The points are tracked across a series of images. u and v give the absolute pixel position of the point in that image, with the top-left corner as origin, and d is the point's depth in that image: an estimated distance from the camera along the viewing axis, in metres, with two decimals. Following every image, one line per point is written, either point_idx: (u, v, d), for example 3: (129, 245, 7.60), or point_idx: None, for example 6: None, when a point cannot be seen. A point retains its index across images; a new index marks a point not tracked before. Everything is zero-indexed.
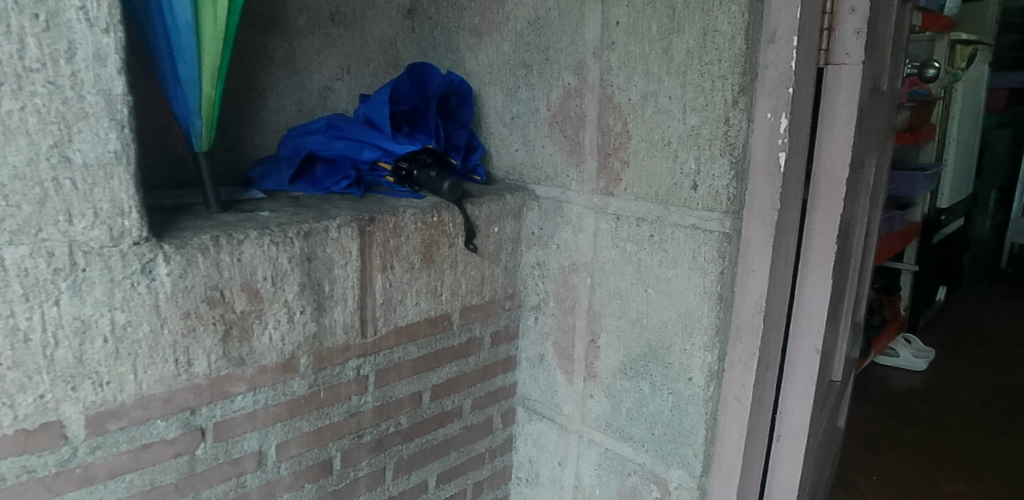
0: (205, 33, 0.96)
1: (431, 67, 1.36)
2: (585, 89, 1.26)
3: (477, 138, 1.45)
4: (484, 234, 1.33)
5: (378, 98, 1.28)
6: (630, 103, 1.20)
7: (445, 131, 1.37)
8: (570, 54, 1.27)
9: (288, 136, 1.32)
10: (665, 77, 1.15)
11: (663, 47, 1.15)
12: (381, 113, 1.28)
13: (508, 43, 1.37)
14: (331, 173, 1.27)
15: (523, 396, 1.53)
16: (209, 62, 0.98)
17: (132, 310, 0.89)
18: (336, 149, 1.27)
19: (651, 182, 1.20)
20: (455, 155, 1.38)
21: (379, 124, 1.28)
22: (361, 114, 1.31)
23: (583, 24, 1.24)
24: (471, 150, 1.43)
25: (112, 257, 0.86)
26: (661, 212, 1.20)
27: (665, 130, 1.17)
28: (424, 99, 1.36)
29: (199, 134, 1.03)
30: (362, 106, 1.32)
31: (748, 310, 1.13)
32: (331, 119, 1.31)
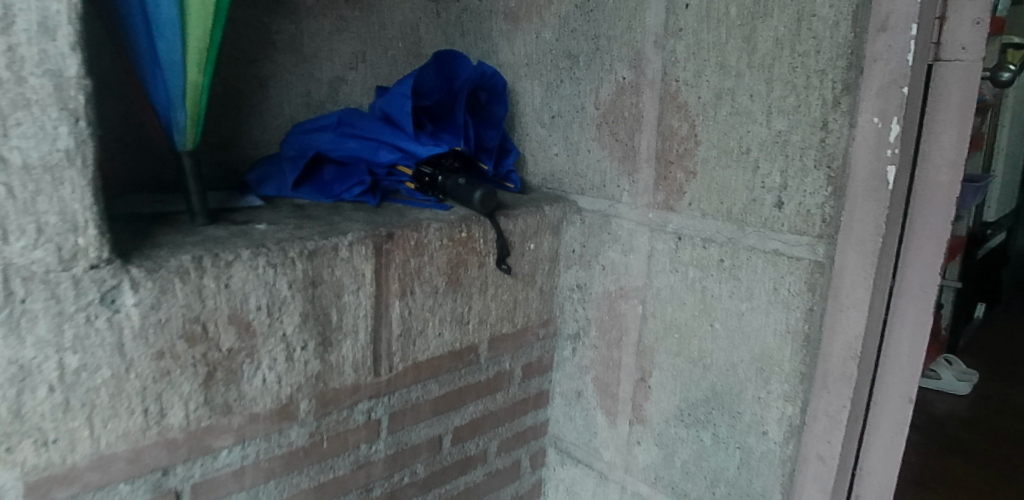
0: (191, 6, 0.76)
1: (462, 56, 1.16)
2: (643, 84, 1.06)
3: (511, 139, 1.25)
4: (519, 252, 1.13)
5: (398, 90, 1.09)
6: (700, 103, 1.00)
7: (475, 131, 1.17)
8: (626, 43, 1.07)
9: (294, 133, 1.14)
10: (747, 72, 0.95)
11: (745, 34, 0.94)
12: (401, 108, 1.09)
13: (549, 30, 1.17)
14: (341, 177, 1.09)
15: (556, 435, 1.34)
16: (194, 37, 0.78)
17: (89, 349, 0.71)
18: (349, 149, 1.10)
19: (723, 198, 1.01)
20: (487, 160, 1.18)
21: (398, 122, 1.09)
22: (378, 108, 1.13)
23: (643, 7, 1.04)
24: (505, 154, 1.22)
25: (61, 284, 0.68)
26: (734, 232, 1.00)
27: (743, 135, 0.97)
28: (452, 93, 1.16)
29: (181, 129, 0.84)
30: (379, 100, 1.14)
31: (838, 353, 0.94)
32: (343, 114, 1.13)
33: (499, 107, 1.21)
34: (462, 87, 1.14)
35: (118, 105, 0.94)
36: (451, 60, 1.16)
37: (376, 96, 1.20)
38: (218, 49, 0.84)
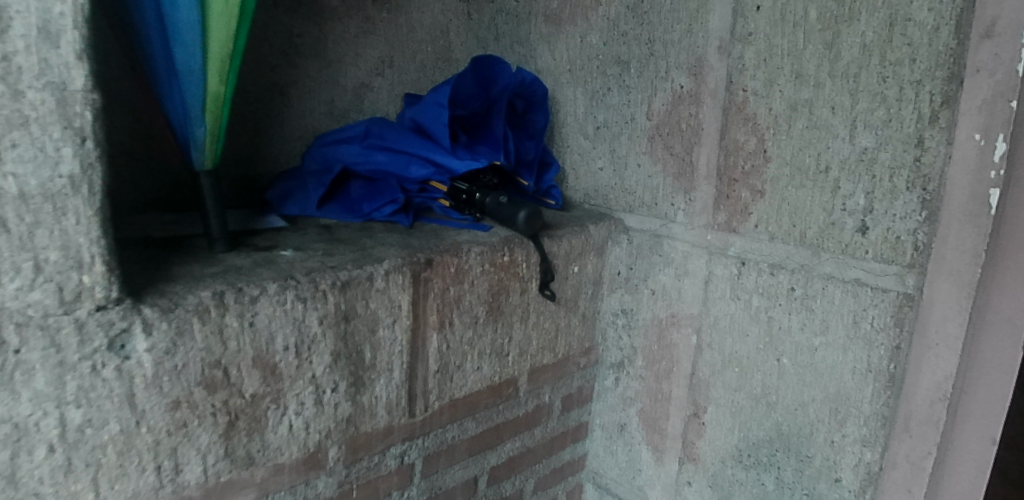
0: (214, 8, 0.67)
1: (501, 61, 1.06)
2: (704, 94, 0.97)
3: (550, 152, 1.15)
4: (562, 276, 1.03)
5: (433, 99, 1.00)
6: (772, 115, 0.91)
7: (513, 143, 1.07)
8: (685, 49, 0.98)
9: (317, 144, 1.05)
10: (828, 81, 0.86)
11: (827, 40, 0.85)
12: (435, 119, 0.99)
13: (596, 34, 1.07)
14: (369, 194, 0.99)
15: (595, 469, 1.24)
16: (217, 40, 0.69)
17: (95, 401, 0.61)
18: (378, 163, 1.00)
19: (795, 219, 0.92)
20: (526, 174, 1.08)
21: (432, 133, 1.00)
22: (410, 118, 1.03)
23: (707, 10, 0.95)
24: (545, 167, 1.12)
25: (63, 329, 0.58)
26: (808, 259, 0.92)
27: (821, 152, 0.88)
28: (489, 102, 1.07)
29: (200, 146, 0.75)
30: (409, 109, 1.05)
31: (922, 395, 0.84)
32: (370, 124, 1.04)
33: (538, 117, 1.11)
34: (501, 95, 1.05)
35: (119, 119, 0.86)
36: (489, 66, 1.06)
37: (405, 105, 1.11)
38: (241, 56, 0.75)
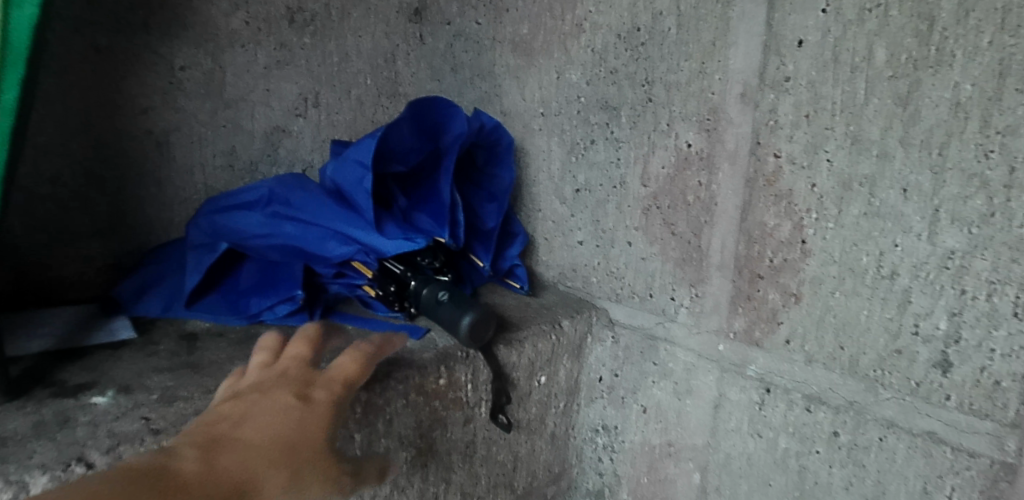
0: None
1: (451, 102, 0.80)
2: (719, 157, 0.71)
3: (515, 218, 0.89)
4: (523, 393, 0.79)
5: (353, 154, 0.73)
6: (815, 195, 0.66)
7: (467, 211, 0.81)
8: (695, 95, 0.72)
9: (206, 211, 0.79)
10: (899, 152, 0.60)
11: (899, 91, 0.59)
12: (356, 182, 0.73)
13: (577, 69, 0.82)
14: (265, 283, 0.73)
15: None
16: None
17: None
18: (279, 241, 0.74)
19: (843, 338, 0.67)
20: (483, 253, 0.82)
21: (352, 200, 0.73)
22: (328, 179, 0.76)
23: (726, 43, 0.69)
24: (507, 241, 0.88)
25: None
26: (861, 393, 0.66)
27: (884, 250, 0.62)
28: (437, 156, 0.80)
29: None
30: (329, 165, 0.77)
31: None
32: (273, 185, 0.77)
33: (502, 175, 0.85)
34: (452, 149, 0.78)
35: None
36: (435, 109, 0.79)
37: (331, 153, 0.83)
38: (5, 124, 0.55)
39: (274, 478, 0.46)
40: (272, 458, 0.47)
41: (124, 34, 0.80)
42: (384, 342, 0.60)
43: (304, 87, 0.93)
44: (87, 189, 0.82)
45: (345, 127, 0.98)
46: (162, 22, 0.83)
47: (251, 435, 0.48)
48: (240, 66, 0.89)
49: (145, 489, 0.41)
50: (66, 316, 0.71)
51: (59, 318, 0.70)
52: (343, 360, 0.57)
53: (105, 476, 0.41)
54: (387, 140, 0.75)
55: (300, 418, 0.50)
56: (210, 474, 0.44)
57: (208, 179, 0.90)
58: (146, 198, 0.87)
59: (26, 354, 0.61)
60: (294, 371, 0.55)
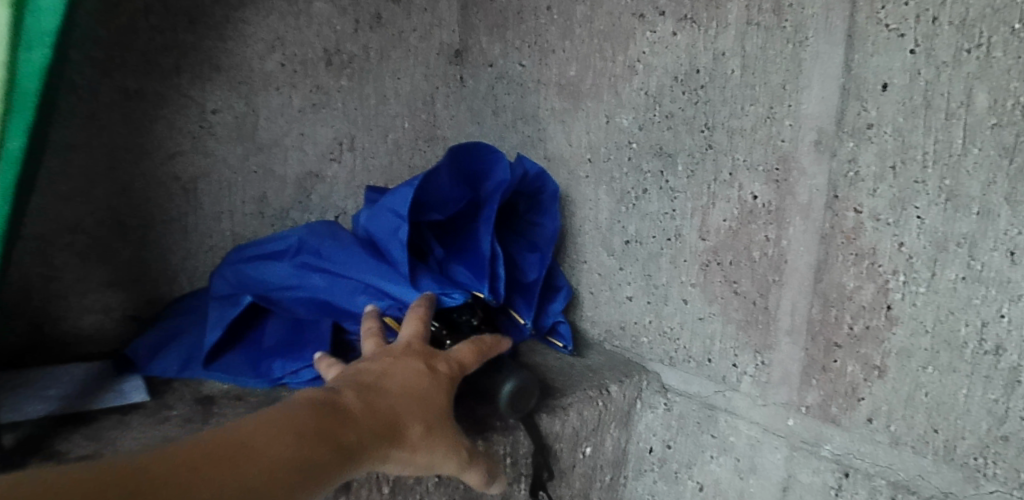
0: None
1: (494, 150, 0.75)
2: (790, 211, 0.65)
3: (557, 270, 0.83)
4: (566, 467, 0.73)
5: (389, 203, 0.69)
6: (904, 255, 0.58)
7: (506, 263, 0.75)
8: (761, 143, 0.66)
9: (233, 263, 0.75)
10: (1005, 209, 0.52)
11: (1004, 141, 0.52)
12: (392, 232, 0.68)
13: (629, 112, 0.76)
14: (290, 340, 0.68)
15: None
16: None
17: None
18: (309, 295, 0.69)
19: (937, 420, 0.58)
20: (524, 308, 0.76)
21: (387, 252, 0.68)
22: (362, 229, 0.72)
23: (798, 86, 0.63)
24: (549, 295, 0.81)
25: None
26: (958, 484, 0.57)
27: (988, 321, 0.54)
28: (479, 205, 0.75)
29: None
30: (362, 215, 0.73)
31: None
32: (303, 235, 0.73)
33: (546, 225, 0.80)
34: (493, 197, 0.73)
35: None
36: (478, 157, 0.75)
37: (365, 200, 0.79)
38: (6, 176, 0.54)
39: (414, 429, 0.50)
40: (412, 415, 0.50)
41: (156, 78, 0.78)
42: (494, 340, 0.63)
43: (339, 131, 0.91)
44: (110, 239, 0.79)
45: (381, 171, 0.95)
46: (195, 64, 0.80)
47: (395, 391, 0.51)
48: (273, 110, 0.86)
49: (322, 426, 0.45)
50: (76, 376, 0.68)
51: (71, 376, 0.68)
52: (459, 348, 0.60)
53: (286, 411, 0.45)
54: (426, 188, 0.71)
55: (431, 389, 0.54)
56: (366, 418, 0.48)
57: (237, 224, 0.87)
58: (171, 246, 0.84)
59: (28, 419, 0.58)
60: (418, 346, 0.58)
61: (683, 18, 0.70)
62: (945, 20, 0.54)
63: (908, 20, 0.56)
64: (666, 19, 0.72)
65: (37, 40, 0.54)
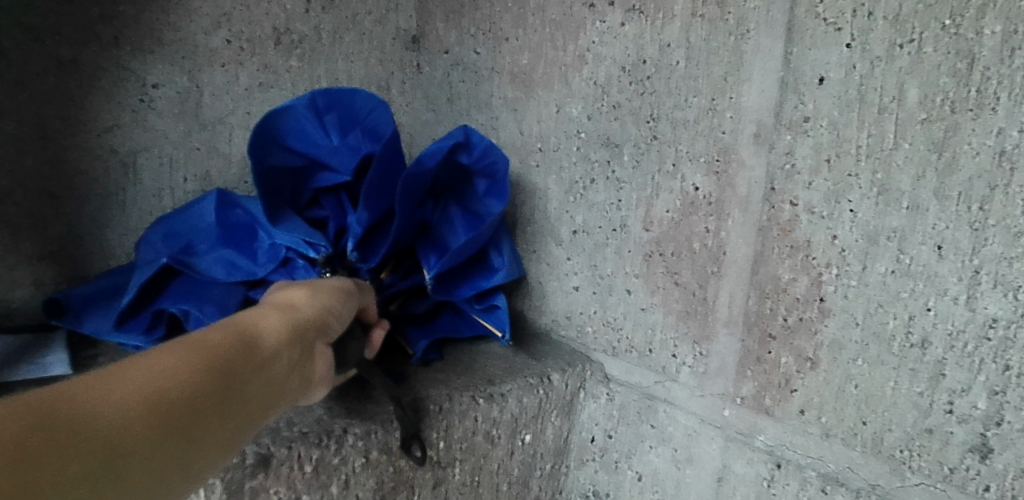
0: None
1: (378, 101, 0.73)
2: (729, 202, 0.65)
3: (508, 251, 0.78)
4: (504, 453, 0.73)
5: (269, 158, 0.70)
6: (837, 248, 0.58)
7: (409, 227, 0.74)
8: (704, 134, 0.66)
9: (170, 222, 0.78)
10: (933, 204, 0.53)
11: (934, 137, 0.53)
12: (273, 184, 0.70)
13: (578, 102, 0.76)
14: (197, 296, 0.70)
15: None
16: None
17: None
18: (217, 251, 0.73)
19: (865, 411, 0.58)
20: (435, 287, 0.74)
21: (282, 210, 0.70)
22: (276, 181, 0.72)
23: (739, 79, 0.63)
24: (479, 276, 0.77)
25: None
26: (884, 476, 0.58)
27: (915, 314, 0.55)
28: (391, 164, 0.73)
29: None
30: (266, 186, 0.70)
31: None
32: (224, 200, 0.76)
33: (489, 206, 0.75)
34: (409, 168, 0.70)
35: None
36: (372, 107, 0.74)
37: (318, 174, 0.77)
38: None
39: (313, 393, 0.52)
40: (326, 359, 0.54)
41: (93, 49, 0.77)
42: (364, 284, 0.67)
43: None
44: (42, 211, 0.77)
45: None
46: (136, 36, 0.79)
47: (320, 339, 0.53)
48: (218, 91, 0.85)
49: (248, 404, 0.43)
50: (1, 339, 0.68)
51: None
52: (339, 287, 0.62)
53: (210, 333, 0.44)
54: (301, 138, 0.71)
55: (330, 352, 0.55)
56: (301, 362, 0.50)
57: (179, 203, 0.86)
58: (110, 223, 0.82)
59: None
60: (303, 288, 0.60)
61: (631, 9, 0.70)
62: (880, 15, 0.55)
63: (845, 14, 0.56)
64: (615, 9, 0.72)
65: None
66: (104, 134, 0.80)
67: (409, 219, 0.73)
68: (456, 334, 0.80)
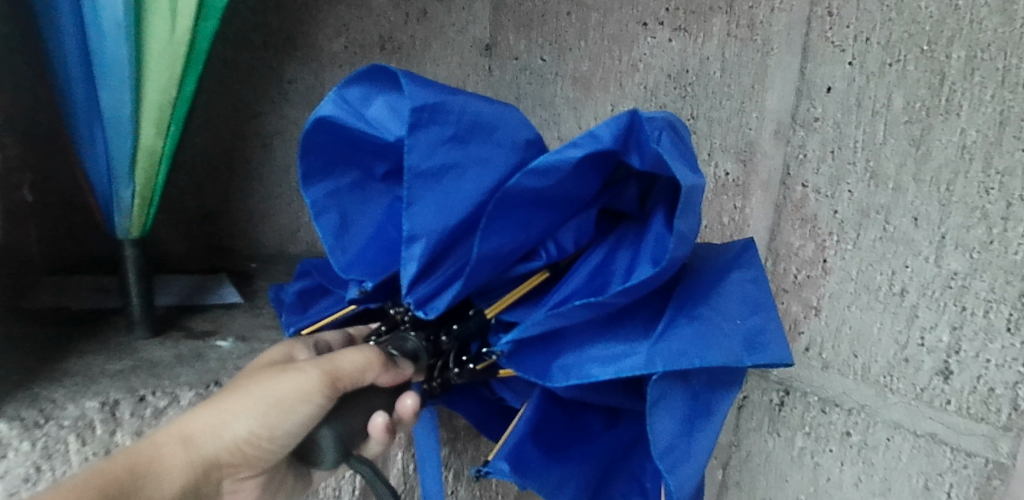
0: (156, 48, 0.69)
1: (403, 74, 0.63)
2: (753, 185, 0.83)
3: (673, 334, 0.61)
4: None
5: (313, 170, 0.69)
6: (837, 220, 0.76)
7: (559, 240, 0.67)
8: (734, 130, 0.84)
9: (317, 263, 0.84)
10: (912, 186, 0.70)
11: (914, 134, 0.69)
12: (361, 199, 0.71)
13: (629, 102, 0.94)
14: (323, 314, 0.80)
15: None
16: (154, 94, 0.72)
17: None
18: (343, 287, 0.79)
19: (856, 347, 0.75)
20: (553, 343, 0.66)
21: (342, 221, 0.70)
22: (343, 194, 0.70)
23: (763, 87, 0.81)
24: (611, 357, 0.62)
25: None
26: (871, 398, 0.75)
27: (896, 270, 0.72)
28: (493, 169, 0.64)
29: (120, 213, 0.79)
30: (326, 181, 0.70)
31: None
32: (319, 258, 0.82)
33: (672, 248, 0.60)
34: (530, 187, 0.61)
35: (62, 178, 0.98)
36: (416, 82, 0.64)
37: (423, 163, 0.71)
38: (186, 114, 0.77)
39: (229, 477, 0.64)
40: (248, 459, 0.62)
41: (249, 54, 1.12)
42: (371, 352, 0.62)
43: None
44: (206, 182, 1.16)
45: None
46: (280, 42, 1.13)
47: (222, 454, 0.61)
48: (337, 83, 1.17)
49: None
50: (181, 282, 1.02)
51: (191, 282, 1.02)
52: (310, 378, 0.60)
53: (69, 485, 0.53)
54: (356, 138, 0.68)
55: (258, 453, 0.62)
56: (195, 479, 0.60)
57: None
58: (249, 194, 1.18)
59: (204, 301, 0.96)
60: (256, 374, 0.64)
61: (678, 28, 0.88)
62: (874, 41, 0.71)
63: (848, 39, 0.73)
64: (663, 28, 0.89)
65: (211, 14, 0.70)
66: (253, 119, 1.16)
67: (535, 237, 0.65)
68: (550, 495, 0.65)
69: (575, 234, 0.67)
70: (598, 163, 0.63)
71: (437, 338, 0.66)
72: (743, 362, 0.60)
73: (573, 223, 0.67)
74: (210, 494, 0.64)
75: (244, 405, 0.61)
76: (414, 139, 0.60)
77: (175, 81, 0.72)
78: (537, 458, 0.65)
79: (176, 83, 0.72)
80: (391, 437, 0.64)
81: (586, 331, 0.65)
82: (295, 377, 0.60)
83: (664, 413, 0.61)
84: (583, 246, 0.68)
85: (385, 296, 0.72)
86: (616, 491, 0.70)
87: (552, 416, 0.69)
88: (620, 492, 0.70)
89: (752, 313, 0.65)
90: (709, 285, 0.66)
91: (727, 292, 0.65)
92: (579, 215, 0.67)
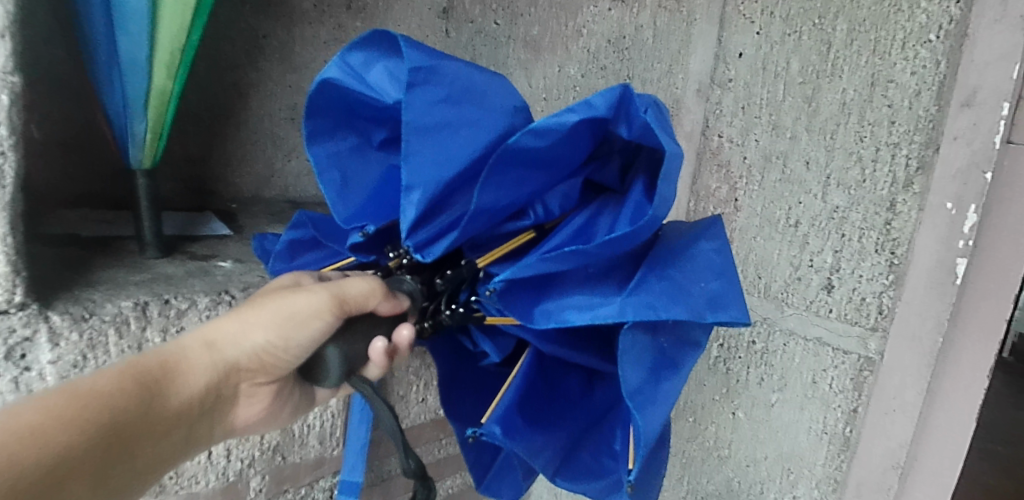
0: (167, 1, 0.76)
1: (403, 38, 0.67)
2: (679, 136, 0.98)
3: (646, 288, 0.67)
4: None
5: (315, 130, 0.75)
6: (746, 165, 0.91)
7: (547, 204, 0.73)
8: (663, 88, 0.98)
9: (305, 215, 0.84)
10: (804, 135, 0.84)
11: (806, 94, 0.84)
12: (361, 163, 0.77)
13: (574, 64, 1.08)
14: (323, 263, 0.85)
15: (548, 486, 1.26)
16: (166, 42, 0.79)
17: (39, 379, 0.72)
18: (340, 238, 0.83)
19: (761, 271, 0.91)
20: (539, 290, 0.71)
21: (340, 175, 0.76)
22: (343, 154, 0.76)
23: (688, 52, 0.95)
24: (594, 303, 0.68)
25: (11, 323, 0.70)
26: (772, 311, 0.90)
27: (792, 206, 0.87)
28: (487, 128, 0.69)
29: (136, 146, 0.87)
30: (325, 140, 0.75)
31: (868, 462, 0.82)
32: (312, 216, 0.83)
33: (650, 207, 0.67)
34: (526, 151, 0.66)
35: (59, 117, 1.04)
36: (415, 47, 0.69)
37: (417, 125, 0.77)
38: (193, 57, 0.84)
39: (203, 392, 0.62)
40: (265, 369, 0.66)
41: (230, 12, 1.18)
42: (375, 283, 0.66)
43: None
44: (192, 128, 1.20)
45: None
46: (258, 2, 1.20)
47: (242, 359, 0.65)
48: (307, 40, 1.26)
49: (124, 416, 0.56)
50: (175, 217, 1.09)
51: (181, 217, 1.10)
52: (321, 298, 0.64)
53: (114, 369, 0.58)
54: (355, 100, 0.74)
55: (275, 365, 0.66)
56: (217, 380, 0.65)
57: (274, 128, 1.28)
58: (226, 144, 1.24)
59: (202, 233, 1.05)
60: (273, 291, 0.68)
61: None
62: (777, 14, 0.86)
63: (757, 12, 0.87)
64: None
65: None
66: (231, 71, 1.21)
67: (526, 197, 0.71)
68: (533, 458, 0.72)
69: (562, 198, 0.74)
70: (586, 131, 0.69)
71: (431, 283, 0.74)
72: (705, 317, 0.67)
73: (560, 189, 0.73)
74: (228, 397, 0.68)
75: (275, 314, 0.64)
76: (414, 96, 0.66)
77: (184, 30, 0.79)
78: (524, 426, 0.73)
79: (185, 31, 0.79)
80: (389, 362, 0.69)
81: (571, 281, 0.71)
82: (308, 296, 0.64)
83: (634, 362, 0.69)
84: (568, 210, 0.75)
85: (380, 248, 0.78)
86: (587, 454, 0.77)
87: (534, 384, 0.78)
88: (587, 458, 0.77)
89: (714, 279, 0.72)
90: (678, 251, 0.74)
91: (695, 259, 0.73)
92: (566, 180, 0.73)
